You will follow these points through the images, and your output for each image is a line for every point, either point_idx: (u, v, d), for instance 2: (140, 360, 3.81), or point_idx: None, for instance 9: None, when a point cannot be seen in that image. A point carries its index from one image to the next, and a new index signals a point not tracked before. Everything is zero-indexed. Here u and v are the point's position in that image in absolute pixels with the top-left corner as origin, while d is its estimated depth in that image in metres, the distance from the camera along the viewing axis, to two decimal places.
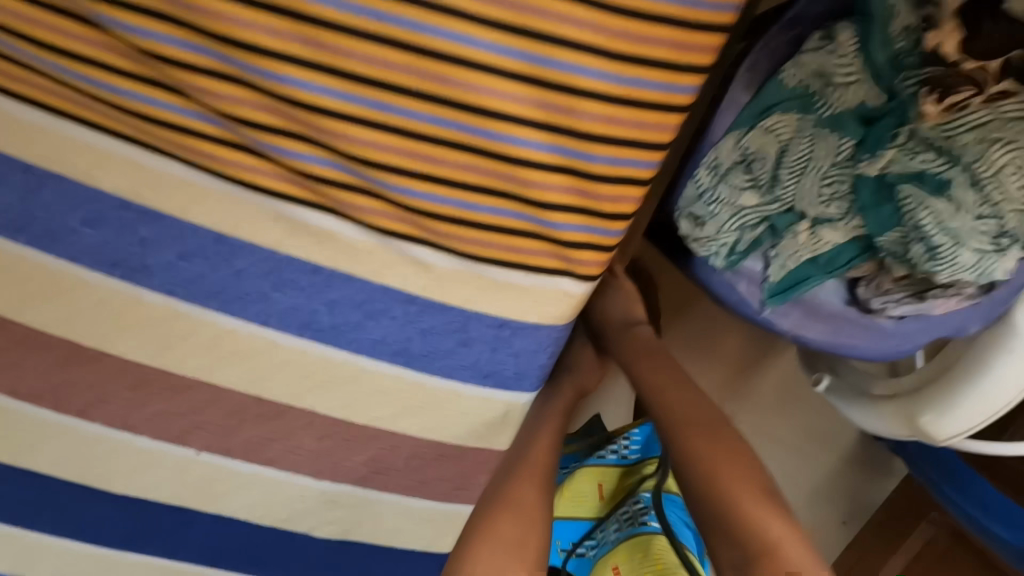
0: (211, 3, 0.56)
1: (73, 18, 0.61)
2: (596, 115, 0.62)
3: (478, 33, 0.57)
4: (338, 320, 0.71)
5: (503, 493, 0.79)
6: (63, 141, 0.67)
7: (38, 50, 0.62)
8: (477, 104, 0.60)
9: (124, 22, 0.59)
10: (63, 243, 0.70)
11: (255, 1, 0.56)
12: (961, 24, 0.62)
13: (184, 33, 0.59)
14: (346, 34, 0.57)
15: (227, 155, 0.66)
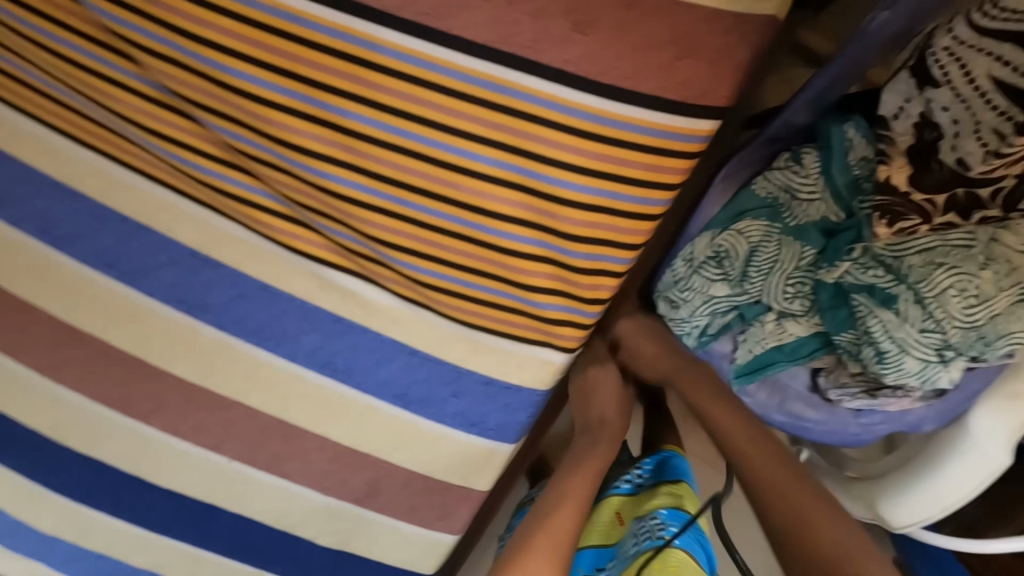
0: (281, 117, 0.73)
1: (172, 113, 0.78)
2: (577, 219, 0.73)
3: (482, 151, 0.70)
4: (353, 363, 0.85)
5: (550, 518, 0.87)
6: (153, 201, 0.84)
7: (145, 134, 0.80)
8: (479, 204, 0.73)
9: (212, 121, 0.76)
10: (143, 280, 0.86)
11: (314, 119, 0.72)
12: (910, 162, 0.67)
13: (255, 135, 0.75)
14: (381, 146, 0.72)
15: (278, 225, 0.81)
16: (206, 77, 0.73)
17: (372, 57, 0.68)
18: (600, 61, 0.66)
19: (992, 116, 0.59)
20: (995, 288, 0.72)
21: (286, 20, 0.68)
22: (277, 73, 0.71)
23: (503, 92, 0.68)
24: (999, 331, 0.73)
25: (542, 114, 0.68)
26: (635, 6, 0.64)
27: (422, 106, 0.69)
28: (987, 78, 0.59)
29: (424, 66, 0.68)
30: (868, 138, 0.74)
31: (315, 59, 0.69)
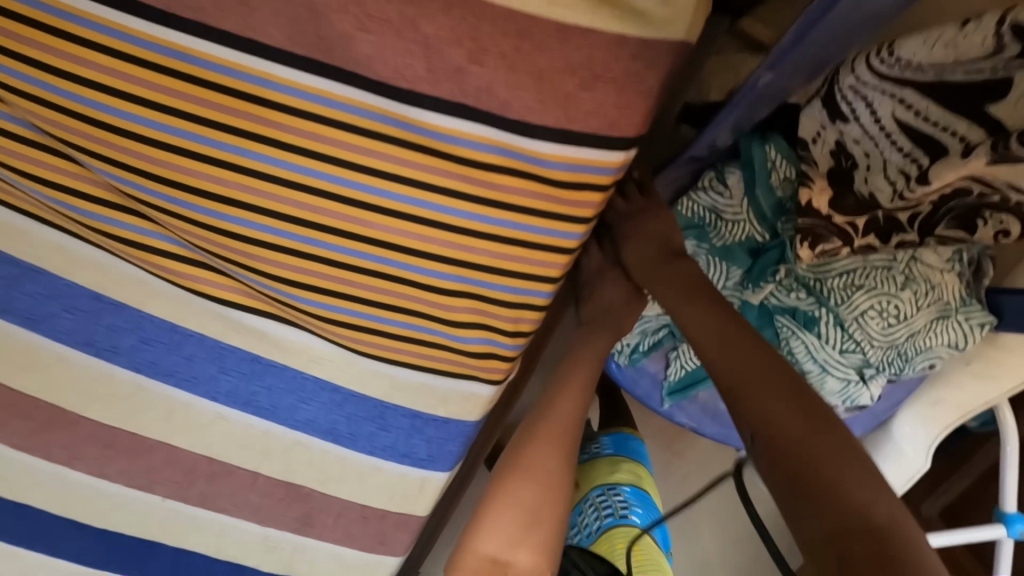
0: (168, 158, 0.68)
1: (52, 152, 0.72)
2: (491, 252, 0.70)
3: (387, 188, 0.67)
4: (275, 401, 0.83)
5: (540, 434, 0.74)
6: (45, 242, 0.78)
7: (25, 177, 0.74)
8: (388, 242, 0.70)
9: (94, 162, 0.71)
10: (45, 325, 0.82)
11: (204, 159, 0.67)
12: (829, 185, 0.65)
13: (143, 178, 0.70)
14: (279, 185, 0.68)
15: (183, 268, 0.78)
16: (82, 119, 0.67)
17: (266, 94, 0.63)
18: (501, 93, 0.61)
19: (899, 158, 0.59)
20: (914, 308, 0.71)
21: (169, 56, 0.62)
22: (162, 112, 0.65)
23: (407, 128, 0.64)
24: (920, 347, 0.74)
25: (448, 149, 0.64)
26: (534, 36, 0.59)
27: (319, 142, 0.65)
28: (893, 119, 0.58)
29: (323, 102, 0.63)
30: (789, 158, 0.71)
31: (204, 96, 0.64)
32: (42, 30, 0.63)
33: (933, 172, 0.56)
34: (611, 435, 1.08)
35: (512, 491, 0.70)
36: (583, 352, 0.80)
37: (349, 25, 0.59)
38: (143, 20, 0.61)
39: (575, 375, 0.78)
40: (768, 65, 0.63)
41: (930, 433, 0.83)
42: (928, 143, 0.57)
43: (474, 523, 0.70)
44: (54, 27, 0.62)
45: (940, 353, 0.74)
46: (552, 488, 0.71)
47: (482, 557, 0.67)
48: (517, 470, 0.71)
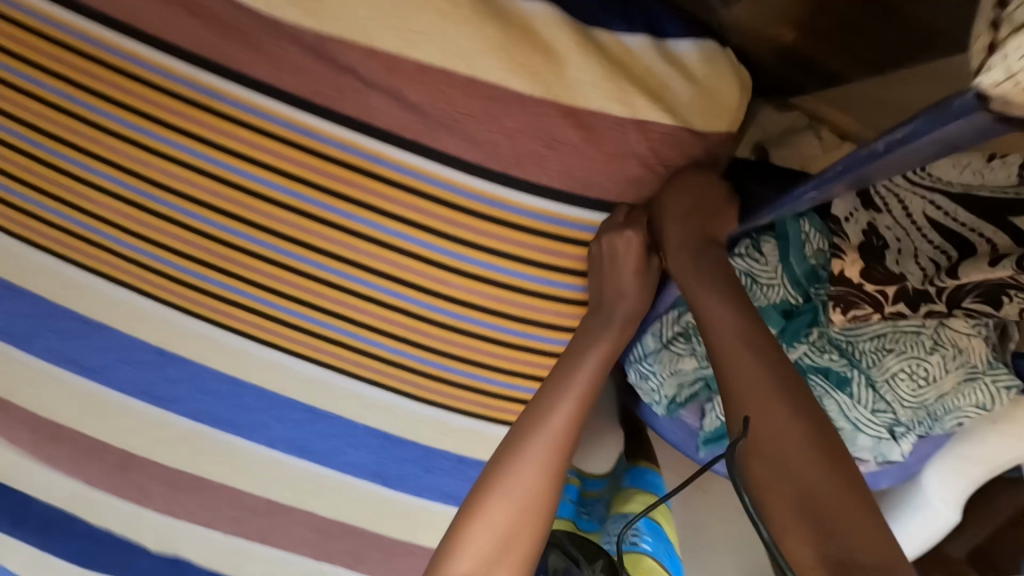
0: (274, 212, 0.78)
1: (159, 219, 0.82)
2: (552, 309, 0.79)
3: (467, 253, 0.76)
4: (325, 446, 0.90)
5: (529, 453, 0.76)
6: (115, 300, 0.87)
7: (124, 234, 0.84)
8: (466, 300, 0.79)
9: (203, 213, 0.80)
10: (107, 377, 0.90)
11: (310, 215, 0.78)
12: (861, 256, 0.69)
13: (249, 229, 0.80)
14: (370, 243, 0.78)
15: (250, 317, 0.86)
16: (210, 175, 0.78)
17: (375, 168, 0.74)
18: (572, 173, 0.71)
19: (929, 248, 0.67)
20: (942, 371, 0.75)
21: (299, 133, 0.74)
22: (281, 176, 0.76)
23: (492, 204, 0.73)
24: (948, 407, 0.78)
25: (522, 221, 0.74)
26: (596, 130, 0.69)
27: (410, 211, 0.75)
28: (923, 216, 0.67)
29: (422, 179, 0.73)
30: (822, 232, 0.77)
31: (322, 168, 0.75)
32: (196, 107, 0.75)
33: (962, 271, 0.64)
34: (630, 470, 1.11)
35: (501, 506, 0.74)
36: (593, 350, 0.77)
37: (446, 118, 0.70)
38: (283, 103, 0.73)
39: (573, 384, 0.77)
40: (813, 184, 0.55)
41: (960, 487, 0.86)
42: (957, 238, 0.65)
43: (461, 533, 0.74)
44: (203, 104, 0.74)
45: (967, 414, 0.77)
46: (537, 500, 0.74)
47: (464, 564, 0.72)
48: (506, 486, 0.75)
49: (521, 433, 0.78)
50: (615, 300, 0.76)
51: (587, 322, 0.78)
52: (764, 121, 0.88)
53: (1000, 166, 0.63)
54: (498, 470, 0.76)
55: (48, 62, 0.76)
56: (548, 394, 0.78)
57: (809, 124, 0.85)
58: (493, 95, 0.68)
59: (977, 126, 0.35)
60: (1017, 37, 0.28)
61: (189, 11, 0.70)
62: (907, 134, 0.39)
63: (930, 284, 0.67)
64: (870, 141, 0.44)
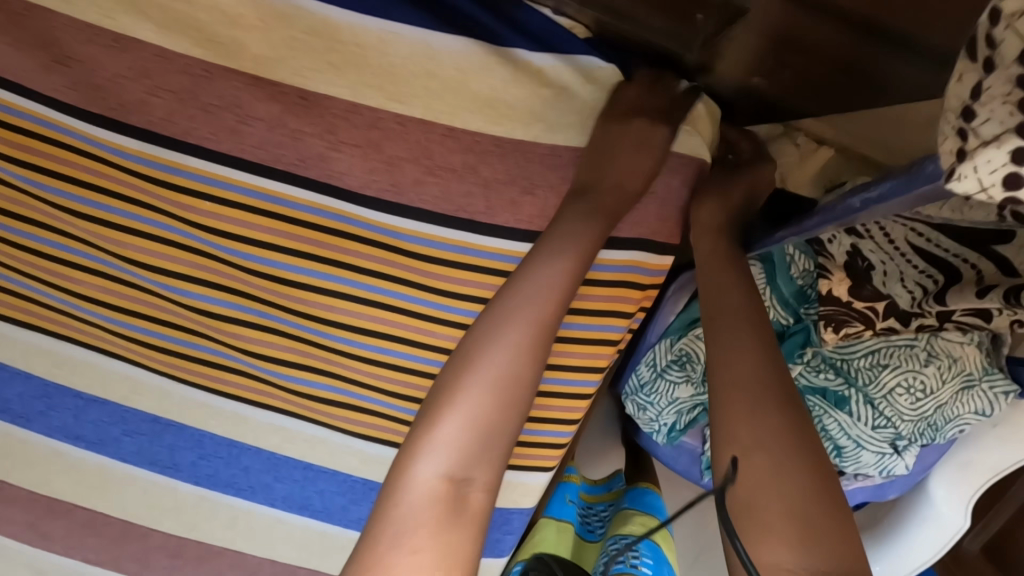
0: (253, 279, 0.78)
1: (138, 292, 0.83)
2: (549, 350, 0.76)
3: (446, 303, 0.74)
4: (328, 503, 0.88)
5: (495, 342, 0.62)
6: (117, 374, 0.88)
7: (106, 310, 0.84)
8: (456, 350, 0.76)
9: (181, 284, 0.80)
10: (111, 447, 0.89)
11: (283, 280, 0.77)
12: (847, 275, 0.69)
13: (226, 295, 0.80)
14: (349, 301, 0.76)
15: (238, 381, 0.86)
16: (184, 247, 0.78)
17: (346, 229, 0.73)
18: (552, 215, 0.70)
19: (914, 272, 0.66)
20: (940, 382, 0.74)
21: (265, 201, 0.73)
22: (258, 247, 0.76)
23: (466, 253, 0.72)
24: (948, 416, 0.77)
25: (498, 268, 0.72)
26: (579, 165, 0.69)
27: (390, 267, 0.74)
28: (906, 243, 0.67)
29: (393, 235, 0.72)
30: (807, 253, 0.77)
31: (292, 232, 0.74)
32: (156, 184, 0.75)
33: (949, 300, 0.64)
34: (633, 491, 1.08)
35: (478, 398, 0.61)
36: (577, 232, 0.65)
37: (419, 172, 0.70)
38: (246, 174, 0.72)
39: (544, 275, 0.63)
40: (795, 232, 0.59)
41: (965, 493, 0.85)
42: (943, 265, 0.65)
43: (424, 442, 0.61)
44: (164, 180, 0.74)
45: (967, 420, 0.76)
46: (515, 394, 0.61)
47: (438, 477, 0.60)
48: (481, 374, 0.61)
49: (494, 312, 0.63)
50: (601, 196, 0.67)
51: (570, 207, 0.67)
52: None
53: (976, 209, 0.54)
54: (462, 364, 0.62)
55: (12, 149, 0.76)
56: (526, 278, 0.64)
57: (786, 131, 0.80)
58: (474, 144, 0.69)
59: (939, 193, 0.38)
60: (992, 150, 0.29)
61: (149, 91, 0.71)
62: (880, 194, 0.43)
63: (919, 308, 0.66)
64: (851, 197, 0.48)
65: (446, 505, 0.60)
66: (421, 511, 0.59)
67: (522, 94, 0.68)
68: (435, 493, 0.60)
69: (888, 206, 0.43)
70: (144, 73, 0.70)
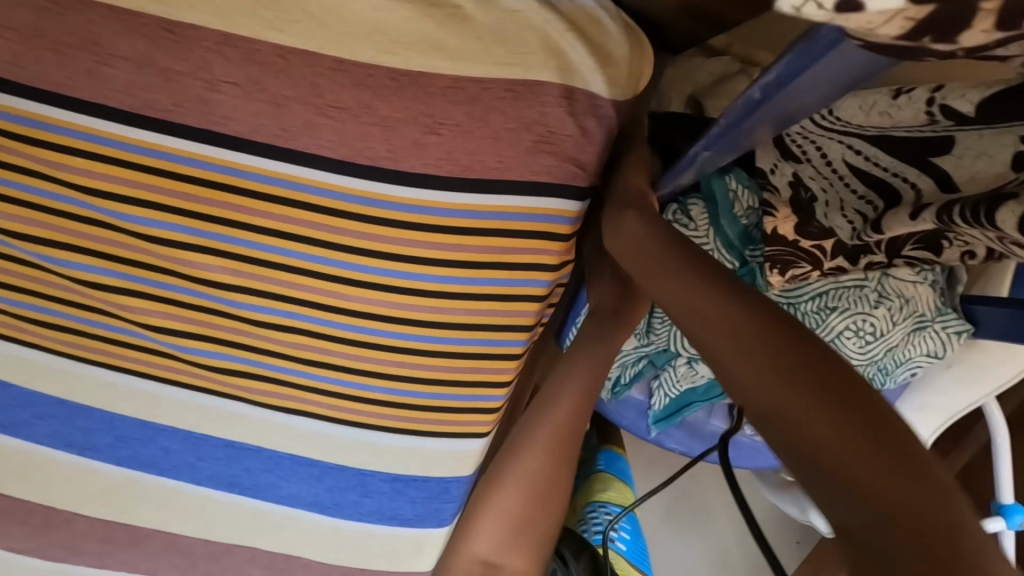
0: (138, 244, 0.70)
1: (22, 265, 0.74)
2: (467, 309, 0.70)
3: (356, 261, 0.67)
4: (257, 480, 0.83)
5: (530, 449, 0.72)
6: (12, 356, 0.81)
7: None
8: (370, 312, 0.70)
9: (64, 253, 0.72)
10: (23, 431, 0.83)
11: (178, 243, 0.69)
12: (794, 211, 0.64)
13: (114, 264, 0.72)
14: (244, 262, 0.69)
15: (147, 357, 0.78)
16: (60, 213, 0.69)
17: (238, 183, 0.65)
18: (463, 158, 0.62)
19: (853, 198, 0.58)
20: (890, 324, 0.70)
21: (144, 154, 0.65)
22: (141, 207, 0.67)
23: (374, 204, 0.64)
24: (899, 360, 0.73)
25: (405, 219, 0.64)
26: (486, 99, 0.60)
27: (289, 224, 0.66)
28: (844, 163, 0.58)
29: (290, 186, 0.64)
30: (751, 188, 0.70)
31: (177, 189, 0.66)
32: (18, 139, 0.65)
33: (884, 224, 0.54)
34: (603, 454, 1.08)
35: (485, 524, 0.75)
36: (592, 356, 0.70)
37: (308, 113, 0.61)
38: (116, 124, 0.63)
39: (559, 411, 0.71)
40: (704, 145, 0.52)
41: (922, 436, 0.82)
42: (882, 187, 0.55)
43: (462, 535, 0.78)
44: (23, 134, 0.65)
45: (919, 363, 0.73)
46: (530, 522, 0.72)
47: (474, 560, 0.77)
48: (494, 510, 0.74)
49: (511, 451, 0.74)
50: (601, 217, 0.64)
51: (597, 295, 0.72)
52: (694, 71, 0.79)
53: (907, 106, 0.53)
54: (493, 481, 0.75)
55: None
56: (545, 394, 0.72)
57: (741, 69, 0.76)
58: (367, 78, 0.60)
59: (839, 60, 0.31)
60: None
61: None
62: (776, 76, 0.36)
63: (860, 238, 0.59)
64: (750, 88, 0.40)
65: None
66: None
67: (412, 16, 0.59)
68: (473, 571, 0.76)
69: (790, 88, 0.36)
70: None
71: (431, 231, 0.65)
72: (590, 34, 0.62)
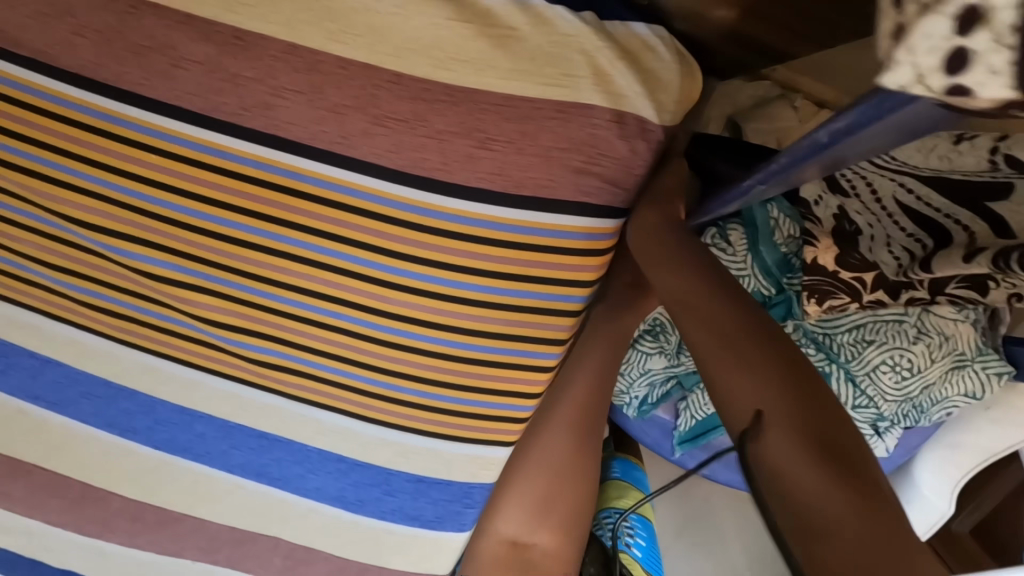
0: (192, 237, 0.73)
1: (83, 252, 0.78)
2: (504, 319, 0.71)
3: (398, 266, 0.69)
4: (285, 472, 0.85)
5: (554, 428, 0.87)
6: (64, 337, 0.84)
7: (51, 270, 0.80)
8: (408, 316, 0.72)
9: (122, 242, 0.75)
10: (69, 409, 0.87)
11: (230, 239, 0.72)
12: (835, 243, 0.64)
13: (170, 256, 0.75)
14: (290, 260, 0.71)
15: (191, 346, 0.81)
16: (122, 204, 0.73)
17: (297, 185, 0.67)
18: (512, 173, 0.64)
19: (901, 236, 0.60)
20: (928, 361, 0.69)
21: (210, 154, 0.68)
22: (199, 202, 0.70)
23: (426, 213, 0.66)
24: (935, 398, 0.72)
25: (453, 229, 0.66)
26: (536, 118, 0.62)
27: (339, 227, 0.68)
28: (894, 201, 0.61)
29: (344, 191, 0.67)
30: (792, 217, 0.71)
31: (237, 187, 0.69)
32: (89, 132, 0.69)
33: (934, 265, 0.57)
34: (619, 462, 1.07)
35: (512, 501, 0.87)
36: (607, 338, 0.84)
37: (366, 122, 0.64)
38: (186, 123, 0.67)
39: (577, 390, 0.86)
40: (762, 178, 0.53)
41: (953, 476, 0.80)
42: (933, 226, 0.58)
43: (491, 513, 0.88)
44: (98, 128, 0.69)
45: (956, 403, 0.70)
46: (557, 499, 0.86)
47: (502, 540, 0.87)
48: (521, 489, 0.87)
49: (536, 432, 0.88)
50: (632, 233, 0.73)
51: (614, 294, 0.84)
52: (735, 94, 0.86)
53: (970, 150, 0.58)
54: (520, 457, 0.88)
55: None
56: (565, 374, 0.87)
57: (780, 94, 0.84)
58: (424, 91, 0.63)
59: (916, 110, 0.32)
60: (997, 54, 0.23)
61: (73, 30, 0.65)
62: (845, 124, 0.37)
63: (906, 275, 0.60)
64: (814, 130, 0.41)
65: (508, 558, 0.86)
66: (486, 558, 0.87)
67: (470, 36, 0.62)
68: (498, 551, 0.87)
69: (858, 136, 0.37)
70: (69, 12, 0.65)
71: (478, 240, 0.67)
72: (642, 58, 0.63)
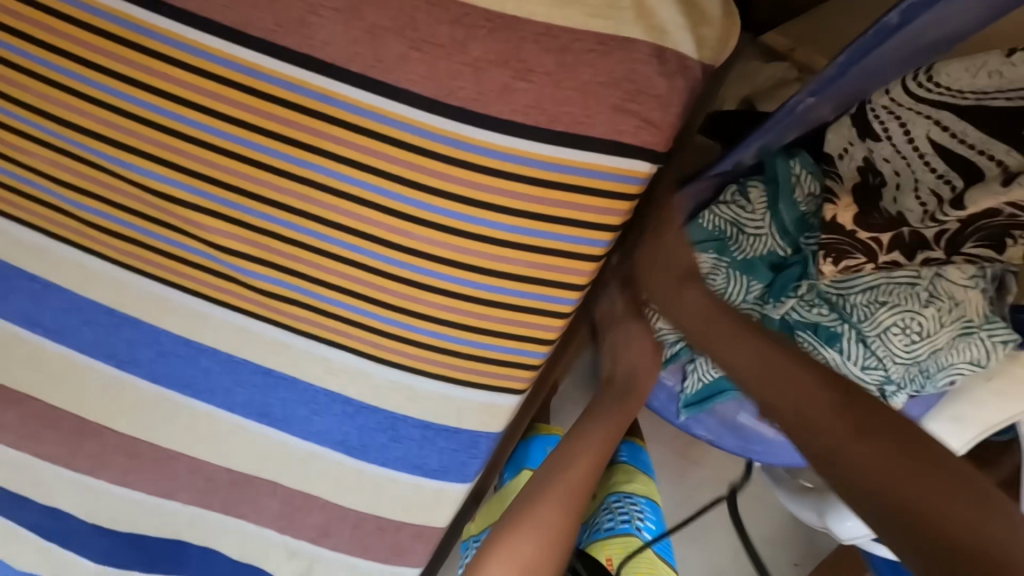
0: (214, 158, 0.71)
1: (95, 170, 0.75)
2: (527, 261, 0.71)
3: (424, 199, 0.69)
4: (288, 413, 0.84)
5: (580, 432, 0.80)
6: (66, 261, 0.81)
7: (59, 187, 0.77)
8: (430, 253, 0.71)
9: (140, 161, 0.73)
10: (67, 337, 0.84)
11: (253, 162, 0.70)
12: (854, 202, 0.69)
13: (187, 178, 0.73)
14: (313, 187, 0.70)
15: (201, 276, 0.79)
16: (144, 121, 0.71)
17: (326, 109, 0.66)
18: (548, 107, 0.64)
19: (931, 178, 0.66)
20: (937, 325, 0.70)
21: (239, 72, 0.67)
22: (224, 122, 0.69)
23: (459, 145, 0.66)
24: (941, 365, 0.71)
25: (483, 162, 0.66)
26: (576, 51, 0.62)
27: (367, 155, 0.68)
28: (927, 140, 0.66)
29: (374, 118, 0.66)
30: (814, 173, 0.73)
31: (264, 108, 0.68)
32: (116, 42, 0.68)
33: (972, 197, 0.62)
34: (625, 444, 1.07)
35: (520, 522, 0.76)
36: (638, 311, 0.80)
37: (402, 46, 0.63)
38: (216, 37, 0.66)
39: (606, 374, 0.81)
40: (809, 91, 0.57)
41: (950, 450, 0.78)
42: (961, 166, 0.64)
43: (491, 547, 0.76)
44: (124, 39, 0.67)
45: (961, 371, 0.70)
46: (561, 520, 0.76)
47: None
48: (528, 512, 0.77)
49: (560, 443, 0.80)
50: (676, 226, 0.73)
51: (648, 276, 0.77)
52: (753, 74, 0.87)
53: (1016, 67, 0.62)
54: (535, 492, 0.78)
55: None
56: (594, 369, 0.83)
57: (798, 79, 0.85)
58: (464, 16, 0.62)
59: None
60: None
61: None
62: None
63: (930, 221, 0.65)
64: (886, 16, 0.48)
65: None
66: None
67: None
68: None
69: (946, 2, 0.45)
70: None
71: (507, 173, 0.66)
72: None
